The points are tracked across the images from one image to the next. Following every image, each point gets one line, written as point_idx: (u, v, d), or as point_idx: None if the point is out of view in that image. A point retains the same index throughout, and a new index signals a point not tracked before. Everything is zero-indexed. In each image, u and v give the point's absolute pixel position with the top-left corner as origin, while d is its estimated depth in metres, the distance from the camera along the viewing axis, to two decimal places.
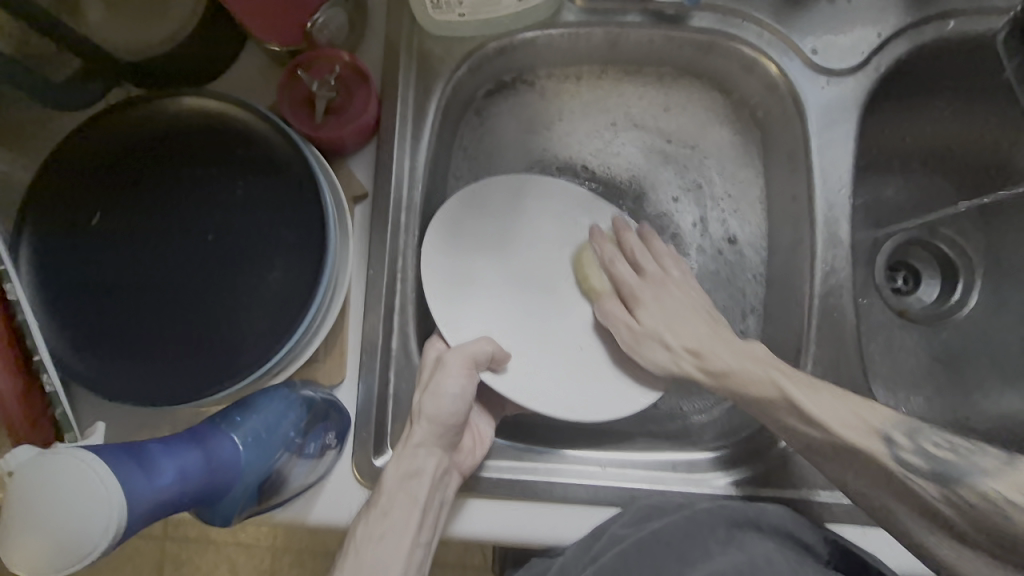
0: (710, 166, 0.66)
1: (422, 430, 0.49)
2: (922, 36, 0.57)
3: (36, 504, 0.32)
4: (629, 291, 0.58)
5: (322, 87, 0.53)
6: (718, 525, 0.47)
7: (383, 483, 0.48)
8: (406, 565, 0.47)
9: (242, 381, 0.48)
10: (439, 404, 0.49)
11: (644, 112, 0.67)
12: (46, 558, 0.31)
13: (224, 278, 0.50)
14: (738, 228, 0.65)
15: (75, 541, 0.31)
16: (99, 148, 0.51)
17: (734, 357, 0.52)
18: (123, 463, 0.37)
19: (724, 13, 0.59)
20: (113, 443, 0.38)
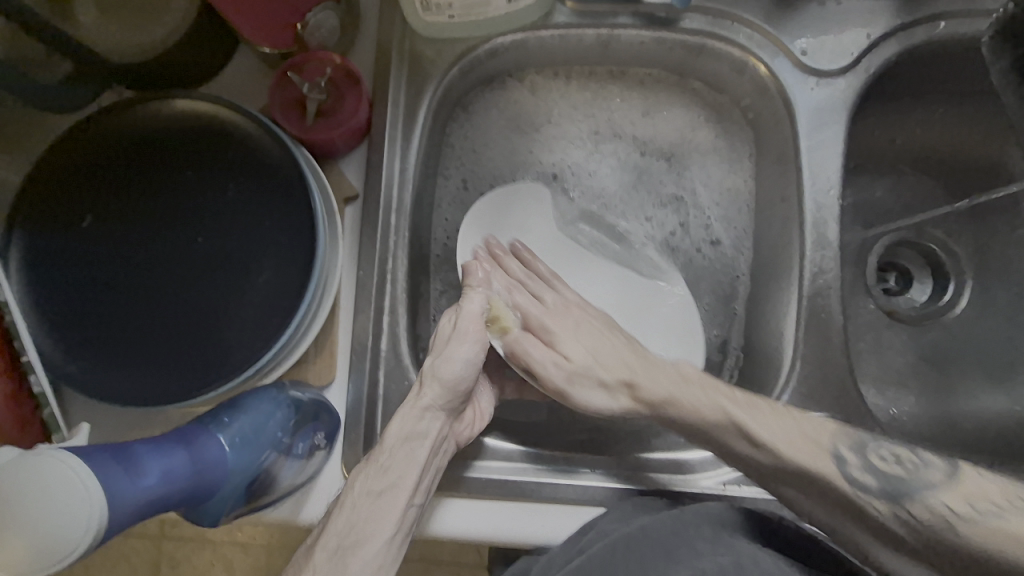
0: (690, 169, 0.67)
1: (432, 392, 0.48)
2: (913, 38, 0.57)
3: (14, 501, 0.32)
4: (536, 320, 0.54)
5: (313, 89, 0.53)
6: (704, 524, 0.47)
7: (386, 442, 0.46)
8: (399, 526, 0.44)
9: (232, 381, 0.48)
10: (450, 368, 0.48)
11: (627, 115, 0.68)
12: (33, 548, 0.31)
13: (214, 280, 0.50)
14: (722, 232, 0.66)
15: (57, 525, 0.32)
16: (88, 150, 0.51)
17: (663, 380, 0.51)
18: (105, 464, 0.37)
19: (715, 15, 0.59)
20: (96, 445, 0.38)
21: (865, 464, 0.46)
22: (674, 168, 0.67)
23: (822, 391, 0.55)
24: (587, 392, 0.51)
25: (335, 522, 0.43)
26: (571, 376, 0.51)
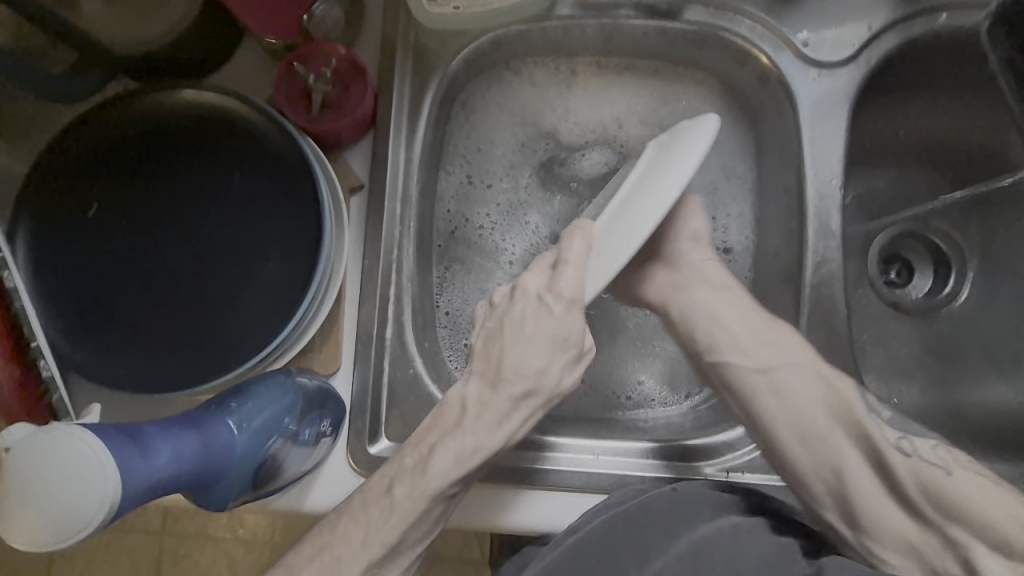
0: (708, 163, 0.66)
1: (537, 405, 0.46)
2: (913, 30, 0.58)
3: (30, 465, 0.32)
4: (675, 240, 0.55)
5: (318, 80, 0.54)
6: (705, 506, 0.48)
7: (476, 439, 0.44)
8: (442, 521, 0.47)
9: (241, 368, 0.48)
10: (562, 382, 0.46)
11: (643, 108, 0.67)
12: (65, 491, 0.32)
13: (220, 268, 0.50)
14: (733, 231, 0.65)
15: (77, 464, 0.33)
16: (98, 138, 0.52)
17: (810, 400, 0.50)
18: (117, 441, 0.37)
19: (717, 7, 0.59)
20: (108, 423, 0.38)
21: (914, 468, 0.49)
22: None
23: None
24: (750, 353, 0.52)
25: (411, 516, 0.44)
26: (739, 350, 0.52)
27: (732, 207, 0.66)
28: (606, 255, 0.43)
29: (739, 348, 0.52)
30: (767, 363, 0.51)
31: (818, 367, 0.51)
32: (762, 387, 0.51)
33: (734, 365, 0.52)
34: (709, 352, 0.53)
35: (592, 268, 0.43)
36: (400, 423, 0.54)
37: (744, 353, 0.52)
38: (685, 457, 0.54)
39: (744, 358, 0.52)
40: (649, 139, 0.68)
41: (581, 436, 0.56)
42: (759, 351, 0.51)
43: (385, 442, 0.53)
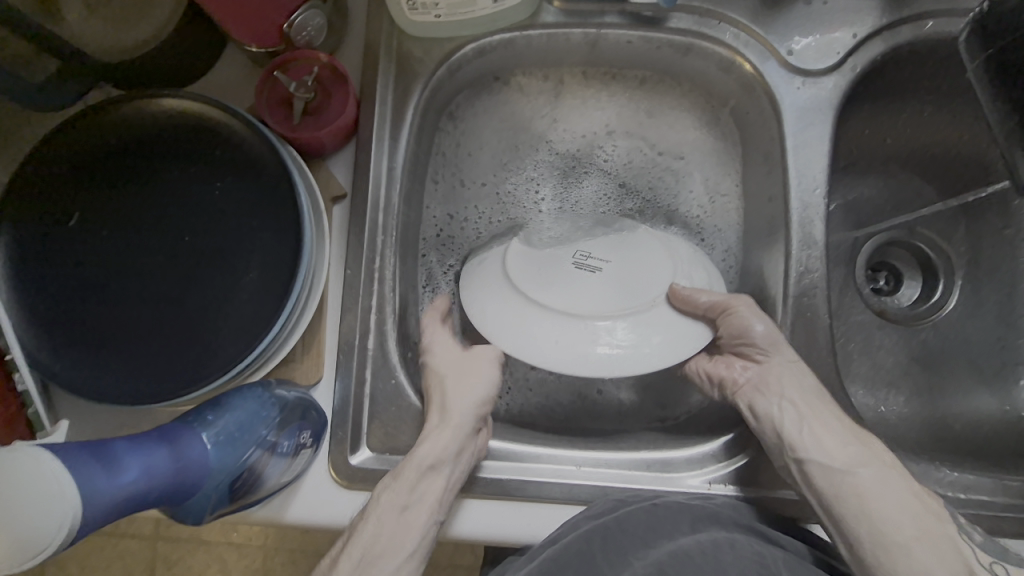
0: (692, 173, 0.67)
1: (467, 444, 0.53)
2: (899, 37, 0.58)
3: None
4: (744, 343, 0.55)
5: (299, 88, 0.53)
6: (683, 519, 0.47)
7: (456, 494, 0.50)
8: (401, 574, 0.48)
9: (217, 379, 0.48)
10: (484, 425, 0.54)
11: (631, 116, 0.68)
12: (28, 502, 0.32)
13: (198, 276, 0.50)
14: (713, 223, 0.66)
15: (36, 476, 0.33)
16: (77, 146, 0.51)
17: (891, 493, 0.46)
18: (82, 459, 0.37)
19: (701, 14, 0.59)
20: (75, 441, 0.38)
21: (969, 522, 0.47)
22: (675, 153, 0.67)
23: None
24: (837, 451, 0.49)
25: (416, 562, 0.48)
26: (822, 452, 0.49)
27: (714, 213, 0.66)
28: (576, 351, 0.52)
29: (830, 454, 0.49)
30: (852, 465, 0.48)
31: (906, 484, 0.47)
32: (844, 490, 0.47)
33: (815, 462, 0.49)
34: (792, 448, 0.50)
35: (566, 347, 0.52)
36: (380, 433, 0.54)
37: (828, 453, 0.49)
38: (667, 469, 0.54)
39: (828, 458, 0.49)
40: (636, 148, 0.68)
41: (564, 446, 0.56)
42: (844, 453, 0.49)
43: (366, 452, 0.53)
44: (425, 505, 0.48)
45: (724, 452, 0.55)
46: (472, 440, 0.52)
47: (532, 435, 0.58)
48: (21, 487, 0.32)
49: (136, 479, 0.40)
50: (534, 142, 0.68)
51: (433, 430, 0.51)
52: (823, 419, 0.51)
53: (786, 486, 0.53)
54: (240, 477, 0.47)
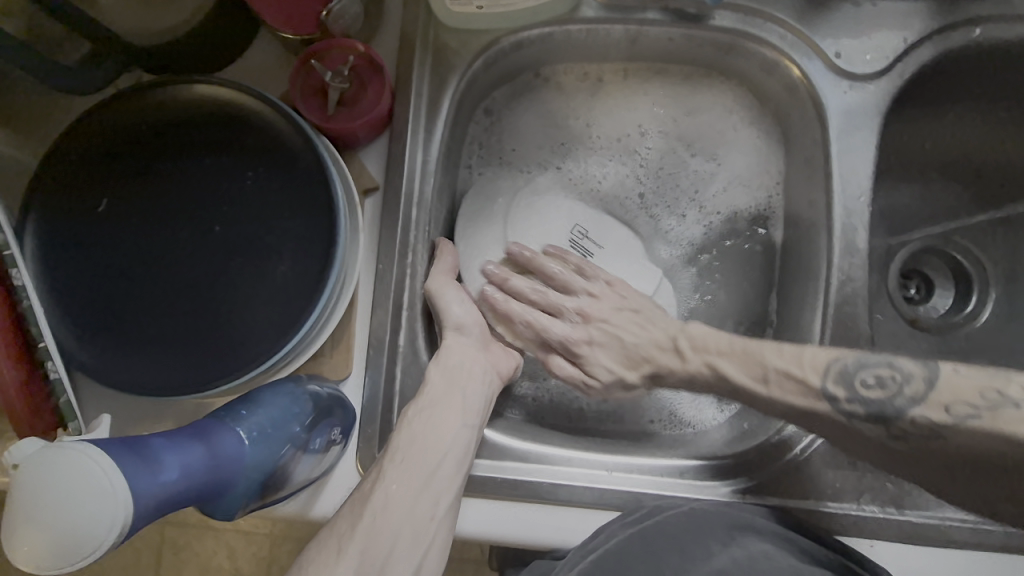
0: (724, 175, 0.66)
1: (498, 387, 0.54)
2: (950, 42, 0.56)
3: (46, 480, 0.31)
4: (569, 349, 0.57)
5: (335, 77, 0.52)
6: (717, 526, 0.47)
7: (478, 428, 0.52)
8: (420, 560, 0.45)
9: (249, 373, 0.47)
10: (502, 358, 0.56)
11: (665, 116, 0.67)
12: (80, 500, 0.31)
13: (230, 267, 0.49)
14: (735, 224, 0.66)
15: (88, 474, 0.32)
16: (108, 131, 0.50)
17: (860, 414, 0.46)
18: (124, 458, 0.36)
19: (747, 13, 0.57)
20: (113, 439, 0.37)
21: (852, 395, 0.46)
22: (705, 149, 0.67)
23: None
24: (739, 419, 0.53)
25: (450, 491, 0.48)
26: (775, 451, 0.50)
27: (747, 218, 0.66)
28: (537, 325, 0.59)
29: None
30: None
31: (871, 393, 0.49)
32: None
33: None
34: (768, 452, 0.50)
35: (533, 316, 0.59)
36: None
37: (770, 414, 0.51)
38: (698, 477, 0.53)
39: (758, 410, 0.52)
40: (676, 150, 0.67)
41: (591, 452, 0.55)
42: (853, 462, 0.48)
43: None
44: (452, 431, 0.49)
45: (761, 457, 0.54)
46: (488, 374, 0.54)
47: (560, 439, 0.57)
48: (77, 484, 0.31)
49: (176, 479, 0.40)
50: (569, 132, 0.67)
51: (451, 364, 0.52)
52: (692, 368, 0.54)
53: (823, 498, 0.52)
54: (272, 473, 0.47)
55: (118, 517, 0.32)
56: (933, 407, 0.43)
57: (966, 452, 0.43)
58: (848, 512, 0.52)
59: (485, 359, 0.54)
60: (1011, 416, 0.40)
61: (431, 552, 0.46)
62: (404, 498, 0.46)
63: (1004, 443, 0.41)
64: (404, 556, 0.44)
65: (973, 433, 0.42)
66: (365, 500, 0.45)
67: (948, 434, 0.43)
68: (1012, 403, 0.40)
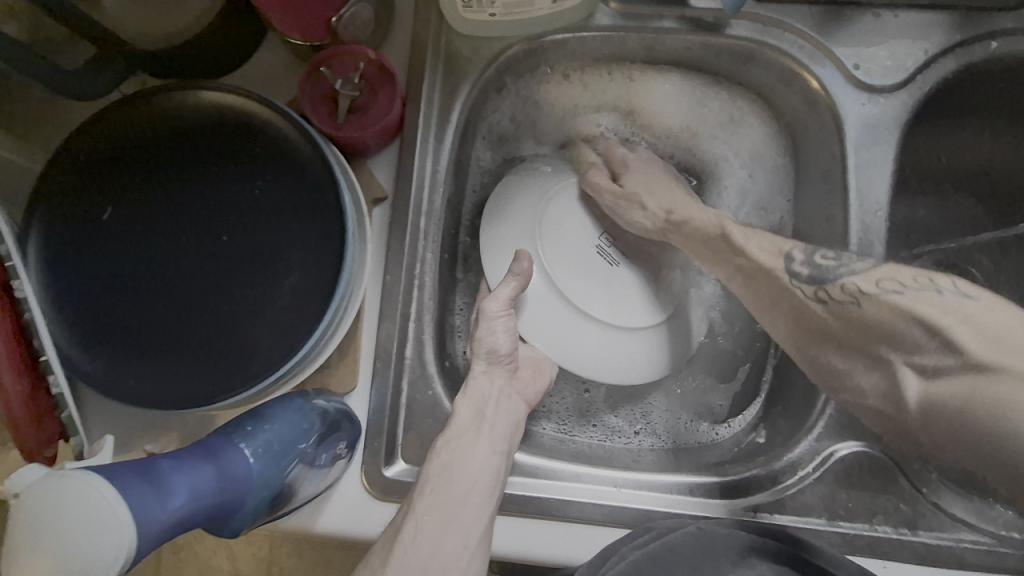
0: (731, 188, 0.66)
1: (522, 415, 0.52)
2: (971, 56, 0.55)
3: (46, 511, 0.31)
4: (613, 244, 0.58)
5: (345, 85, 0.51)
6: (729, 548, 0.46)
7: (508, 455, 0.50)
8: None
9: (257, 386, 0.47)
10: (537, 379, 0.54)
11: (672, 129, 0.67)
12: (81, 531, 0.31)
13: (237, 278, 0.48)
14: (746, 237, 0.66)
15: (92, 504, 0.31)
16: (113, 139, 0.49)
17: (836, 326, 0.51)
18: (131, 485, 0.35)
19: (765, 22, 0.56)
20: (121, 464, 0.37)
21: (806, 259, 0.52)
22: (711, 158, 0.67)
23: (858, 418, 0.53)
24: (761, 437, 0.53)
25: (481, 525, 0.45)
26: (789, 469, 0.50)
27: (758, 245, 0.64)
28: (556, 331, 0.54)
29: None
30: None
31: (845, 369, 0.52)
32: None
33: None
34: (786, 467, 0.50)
35: (554, 322, 0.54)
36: (416, 445, 0.52)
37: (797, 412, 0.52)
38: (710, 495, 0.52)
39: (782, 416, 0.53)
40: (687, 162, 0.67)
41: (600, 469, 0.54)
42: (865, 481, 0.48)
43: (402, 464, 0.52)
44: (479, 458, 0.47)
45: (775, 475, 0.53)
46: (514, 401, 0.51)
47: (567, 455, 0.57)
48: (79, 515, 0.31)
49: (184, 503, 0.39)
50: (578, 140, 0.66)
51: (478, 394, 0.50)
52: (706, 221, 0.57)
53: (835, 517, 0.51)
54: (280, 491, 0.46)
55: (122, 549, 0.32)
56: (867, 280, 0.49)
57: (873, 322, 0.48)
58: (860, 532, 0.51)
59: (512, 387, 0.52)
60: (930, 299, 0.46)
61: None
62: (433, 529, 0.43)
63: (906, 319, 0.46)
64: None
65: (888, 305, 0.47)
66: (393, 536, 0.43)
67: (864, 301, 0.48)
68: (935, 290, 0.46)
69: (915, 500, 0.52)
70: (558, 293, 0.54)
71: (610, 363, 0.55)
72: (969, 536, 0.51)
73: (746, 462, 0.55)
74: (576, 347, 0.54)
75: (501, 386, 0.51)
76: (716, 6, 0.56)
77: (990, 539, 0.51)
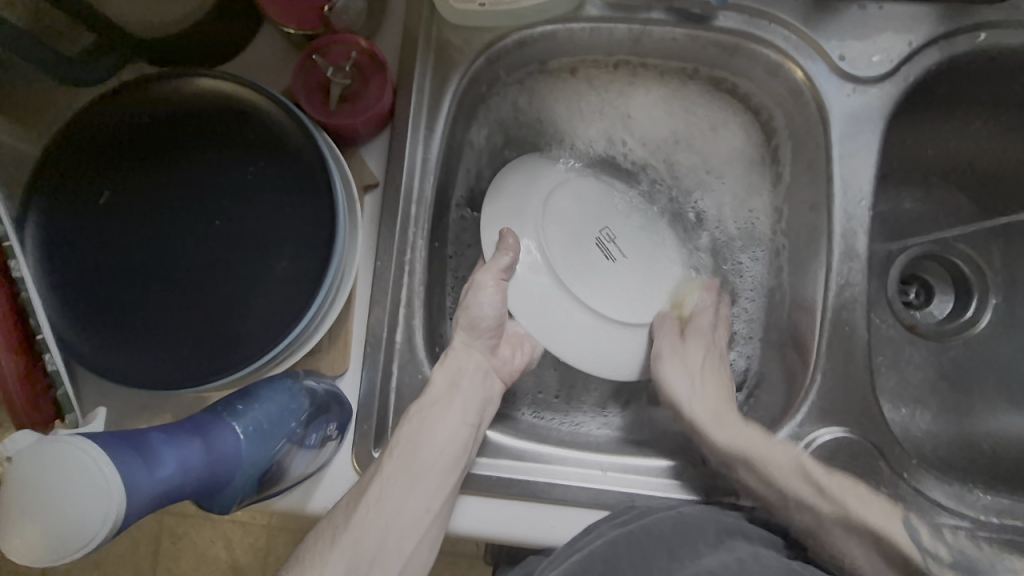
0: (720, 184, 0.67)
1: (497, 387, 0.56)
2: (956, 47, 0.56)
3: (43, 473, 0.32)
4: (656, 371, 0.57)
5: (338, 73, 0.52)
6: (708, 529, 0.47)
7: (478, 428, 0.52)
8: (411, 553, 0.47)
9: (248, 367, 0.48)
10: (509, 357, 0.57)
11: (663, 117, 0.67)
12: (76, 493, 0.32)
13: (229, 262, 0.49)
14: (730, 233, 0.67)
15: (86, 469, 0.32)
16: (109, 125, 0.50)
17: None
18: (121, 453, 0.36)
19: (752, 14, 0.57)
20: (111, 432, 0.38)
21: (935, 538, 0.47)
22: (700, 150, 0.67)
23: (840, 405, 0.54)
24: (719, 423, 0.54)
25: (446, 492, 0.49)
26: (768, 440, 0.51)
27: (743, 250, 0.66)
28: (539, 310, 0.56)
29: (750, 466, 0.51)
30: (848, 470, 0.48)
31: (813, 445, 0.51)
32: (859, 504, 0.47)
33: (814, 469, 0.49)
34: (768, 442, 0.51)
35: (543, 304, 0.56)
36: None
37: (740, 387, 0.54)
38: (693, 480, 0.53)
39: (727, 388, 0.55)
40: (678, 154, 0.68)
41: (584, 452, 0.55)
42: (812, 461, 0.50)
43: None
44: (450, 428, 0.50)
45: None
46: (489, 376, 0.55)
47: (556, 438, 0.57)
48: (74, 479, 0.32)
49: (173, 474, 0.40)
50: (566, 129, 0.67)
51: (453, 364, 0.53)
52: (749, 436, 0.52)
53: None
54: (270, 469, 0.47)
55: (111, 513, 0.33)
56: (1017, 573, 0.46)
57: None
58: None
59: (489, 364, 0.55)
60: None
61: (421, 547, 0.47)
62: (398, 492, 0.47)
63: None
64: (394, 551, 0.46)
65: None
66: (360, 494, 0.46)
67: None
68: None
69: (898, 486, 0.52)
70: (547, 272, 0.56)
71: (593, 358, 0.56)
72: (948, 520, 0.52)
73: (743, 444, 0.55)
74: (561, 332, 0.56)
75: (476, 360, 0.54)
76: None
77: (968, 523, 0.52)
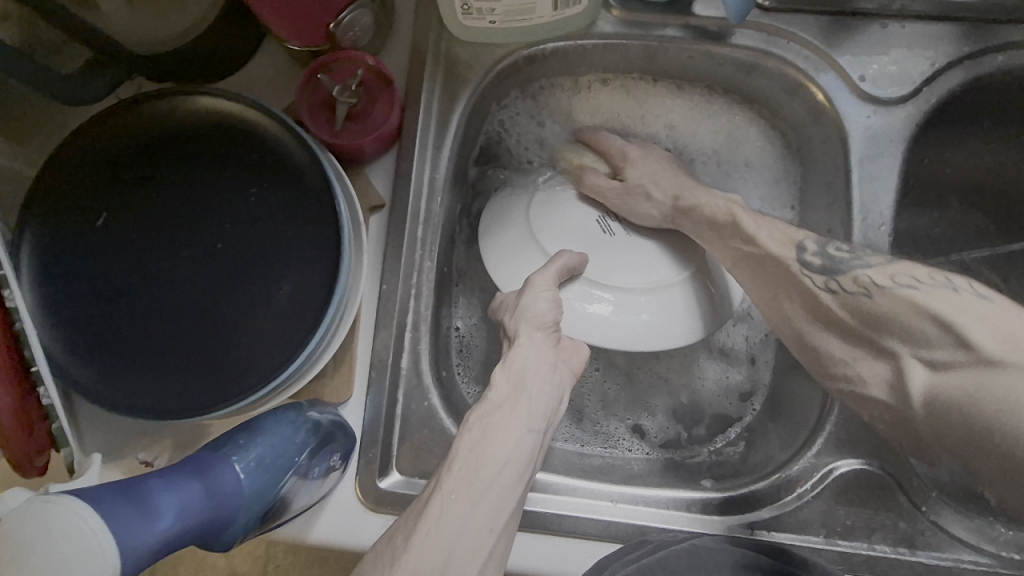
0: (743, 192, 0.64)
1: (569, 383, 0.49)
2: (979, 69, 0.55)
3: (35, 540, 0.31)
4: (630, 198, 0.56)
5: (344, 92, 0.50)
6: (722, 562, 0.46)
7: (544, 435, 0.46)
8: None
9: (250, 398, 0.46)
10: (572, 352, 0.49)
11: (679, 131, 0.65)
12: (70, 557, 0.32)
13: (232, 288, 0.48)
14: None
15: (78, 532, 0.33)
16: (108, 145, 0.49)
17: None
18: (117, 511, 0.37)
19: (770, 32, 0.56)
20: (108, 484, 0.39)
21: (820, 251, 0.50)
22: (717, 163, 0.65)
23: (858, 436, 0.53)
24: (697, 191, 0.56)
25: (510, 510, 0.43)
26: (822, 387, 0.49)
27: None
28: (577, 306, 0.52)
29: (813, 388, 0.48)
30: None
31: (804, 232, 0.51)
32: None
33: None
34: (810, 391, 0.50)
35: (596, 312, 0.52)
36: (410, 456, 0.52)
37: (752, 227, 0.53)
38: (707, 512, 0.52)
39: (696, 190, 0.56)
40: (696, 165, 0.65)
41: (594, 480, 0.54)
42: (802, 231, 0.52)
43: (396, 475, 0.51)
44: (512, 440, 0.44)
45: (772, 492, 0.52)
46: (558, 370, 0.48)
47: (564, 468, 0.56)
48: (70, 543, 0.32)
49: (172, 525, 0.41)
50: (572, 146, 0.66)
51: (518, 364, 0.46)
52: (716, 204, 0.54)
53: (833, 536, 0.51)
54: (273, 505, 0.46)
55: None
56: (879, 273, 0.47)
57: None
58: (857, 550, 0.51)
59: (556, 355, 0.48)
60: (944, 297, 0.44)
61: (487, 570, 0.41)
62: (462, 508, 0.41)
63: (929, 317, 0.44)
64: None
65: None
66: (419, 512, 0.41)
67: None
68: (951, 288, 0.45)
69: (914, 518, 0.51)
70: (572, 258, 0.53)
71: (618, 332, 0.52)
72: (968, 556, 0.50)
73: (733, 483, 0.54)
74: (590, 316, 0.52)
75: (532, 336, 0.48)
76: (721, 15, 0.55)
77: (990, 560, 0.50)
